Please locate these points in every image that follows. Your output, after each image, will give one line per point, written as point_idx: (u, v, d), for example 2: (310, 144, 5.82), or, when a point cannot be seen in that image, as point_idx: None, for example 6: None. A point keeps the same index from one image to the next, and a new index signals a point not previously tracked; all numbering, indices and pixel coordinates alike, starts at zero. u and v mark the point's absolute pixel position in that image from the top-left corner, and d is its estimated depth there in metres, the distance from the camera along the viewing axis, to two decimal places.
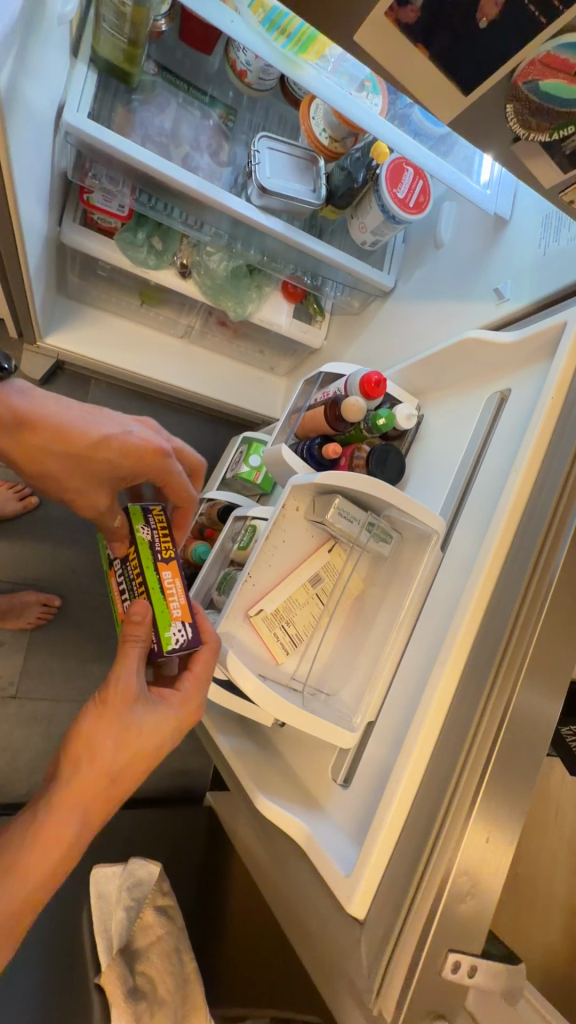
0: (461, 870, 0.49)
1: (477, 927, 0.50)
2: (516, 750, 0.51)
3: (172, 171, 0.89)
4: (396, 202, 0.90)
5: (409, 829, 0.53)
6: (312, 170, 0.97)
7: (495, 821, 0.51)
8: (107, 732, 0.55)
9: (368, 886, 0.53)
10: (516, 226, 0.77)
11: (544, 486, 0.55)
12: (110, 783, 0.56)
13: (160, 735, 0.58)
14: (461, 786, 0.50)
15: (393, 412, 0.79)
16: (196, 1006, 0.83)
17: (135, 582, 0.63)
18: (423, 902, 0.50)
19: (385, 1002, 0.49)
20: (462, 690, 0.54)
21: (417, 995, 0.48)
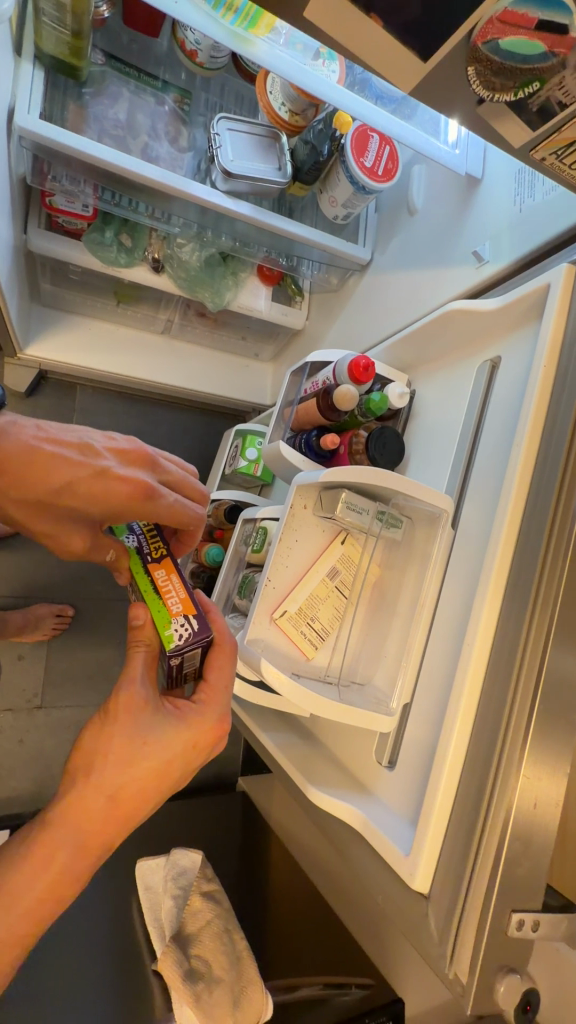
0: (513, 835, 0.50)
1: (535, 885, 0.51)
2: (549, 711, 0.52)
3: (133, 164, 0.87)
4: (365, 172, 0.88)
5: (457, 802, 0.53)
6: (276, 147, 0.94)
7: (540, 783, 0.51)
8: (110, 749, 0.52)
9: (430, 863, 0.53)
10: (489, 185, 0.76)
11: (549, 449, 0.55)
12: (109, 805, 0.52)
13: (168, 754, 0.54)
14: (506, 755, 0.51)
15: (386, 393, 0.78)
16: (253, 980, 0.85)
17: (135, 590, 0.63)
18: (483, 871, 0.50)
19: (459, 965, 0.49)
20: (494, 661, 0.54)
21: (487, 957, 0.49)
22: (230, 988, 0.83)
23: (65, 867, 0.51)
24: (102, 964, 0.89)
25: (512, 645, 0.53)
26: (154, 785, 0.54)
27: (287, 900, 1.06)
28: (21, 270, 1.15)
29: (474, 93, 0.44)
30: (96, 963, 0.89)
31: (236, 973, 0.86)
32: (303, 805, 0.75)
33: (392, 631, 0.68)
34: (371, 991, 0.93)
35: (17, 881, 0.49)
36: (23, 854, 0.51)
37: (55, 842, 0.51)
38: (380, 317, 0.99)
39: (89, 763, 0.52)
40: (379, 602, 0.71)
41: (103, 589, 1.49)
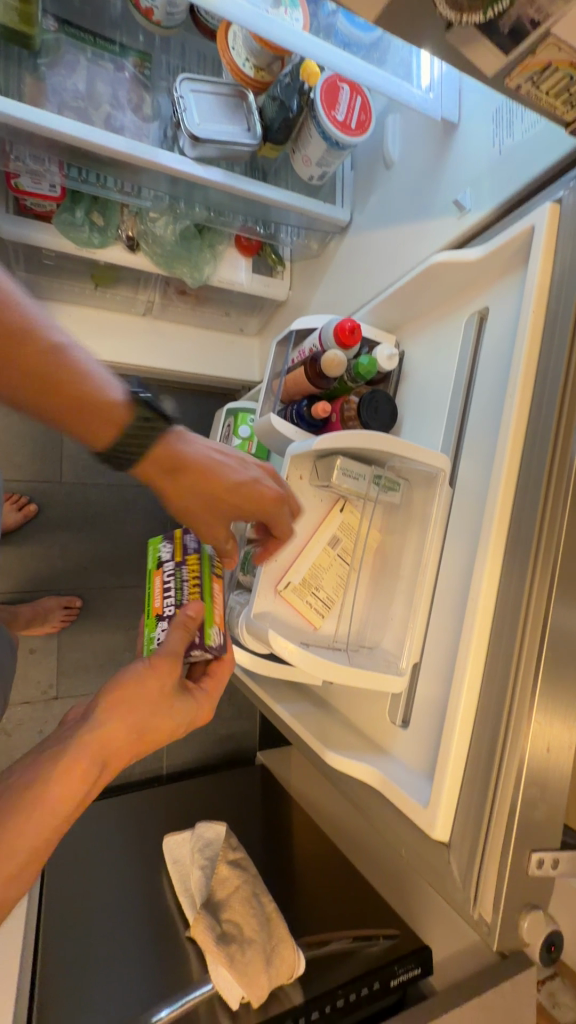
0: (529, 780, 0.50)
1: (553, 825, 0.52)
2: (558, 659, 0.52)
3: (97, 136, 0.84)
4: (337, 125, 0.85)
5: (471, 753, 0.53)
6: (243, 107, 0.90)
7: (552, 727, 0.52)
8: (151, 696, 0.53)
9: (448, 814, 0.53)
10: (467, 128, 0.73)
11: (544, 394, 0.54)
12: (132, 743, 0.52)
13: (187, 721, 0.57)
14: (517, 701, 0.51)
15: (374, 356, 0.76)
16: (283, 939, 0.87)
17: (188, 583, 0.65)
18: (500, 819, 0.51)
19: (483, 905, 0.51)
20: (500, 614, 0.54)
21: (509, 896, 0.50)
22: (262, 947, 0.85)
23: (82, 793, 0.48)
24: (138, 933, 0.92)
25: (516, 596, 0.52)
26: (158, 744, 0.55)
27: (311, 866, 1.09)
28: None
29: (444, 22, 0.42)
30: (132, 933, 0.92)
31: (267, 933, 0.88)
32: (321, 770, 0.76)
33: (397, 593, 0.68)
34: (398, 941, 0.95)
35: None
36: None
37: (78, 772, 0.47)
38: (364, 279, 0.97)
39: (118, 702, 0.52)
40: (382, 566, 0.71)
41: (108, 578, 1.49)
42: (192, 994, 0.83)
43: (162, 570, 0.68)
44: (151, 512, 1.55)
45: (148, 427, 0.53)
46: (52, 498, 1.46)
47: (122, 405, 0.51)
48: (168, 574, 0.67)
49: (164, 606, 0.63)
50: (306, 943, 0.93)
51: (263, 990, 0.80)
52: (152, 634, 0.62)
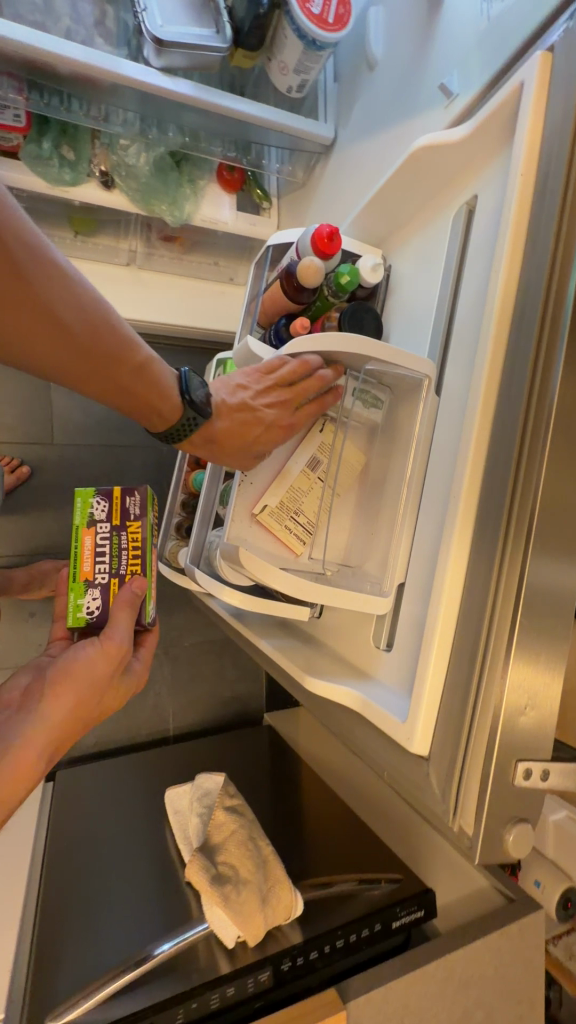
0: (512, 681, 0.50)
1: (540, 733, 0.51)
2: (543, 567, 0.50)
3: (54, 47, 0.78)
4: (313, 20, 0.77)
5: (453, 665, 0.54)
6: (211, 7, 0.84)
7: (536, 629, 0.50)
8: (101, 681, 0.53)
9: (427, 726, 0.54)
10: (452, 3, 0.66)
11: (526, 287, 0.51)
12: (81, 725, 0.53)
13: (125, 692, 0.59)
14: (500, 602, 0.50)
15: (356, 266, 0.72)
16: (279, 881, 0.86)
17: (128, 556, 0.65)
18: (481, 734, 0.51)
19: (464, 816, 0.52)
20: (479, 530, 0.53)
21: (494, 802, 0.50)
22: (257, 887, 0.84)
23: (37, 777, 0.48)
24: (138, 874, 0.92)
25: (499, 500, 0.51)
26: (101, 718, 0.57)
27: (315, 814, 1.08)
28: None
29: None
30: (132, 876, 0.92)
31: (262, 874, 0.87)
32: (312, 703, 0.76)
33: (381, 512, 0.67)
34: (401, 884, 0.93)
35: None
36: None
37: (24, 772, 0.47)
38: (349, 198, 0.91)
39: (69, 690, 0.51)
40: (368, 487, 0.69)
41: None
42: (188, 933, 0.82)
43: (94, 530, 0.65)
44: (146, 472, 1.52)
45: (192, 421, 0.64)
46: (44, 461, 1.43)
47: (173, 407, 0.62)
48: (103, 537, 0.65)
49: (94, 571, 0.63)
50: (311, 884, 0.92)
51: (258, 927, 0.80)
52: (80, 602, 0.62)
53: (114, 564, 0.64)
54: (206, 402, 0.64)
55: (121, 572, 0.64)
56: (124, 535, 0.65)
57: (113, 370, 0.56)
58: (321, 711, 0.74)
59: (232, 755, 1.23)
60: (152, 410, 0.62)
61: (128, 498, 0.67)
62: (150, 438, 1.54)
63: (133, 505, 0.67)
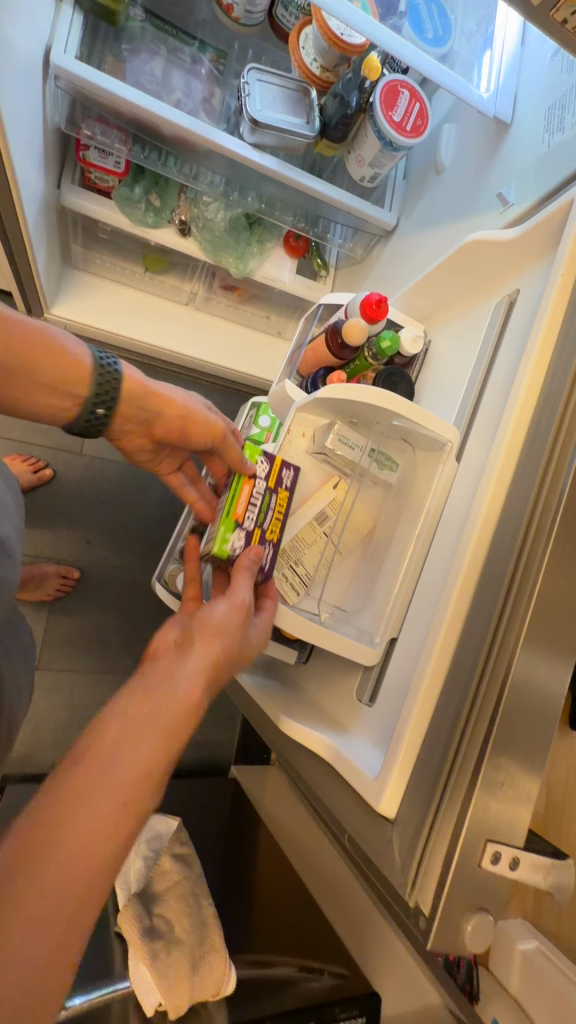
0: (494, 753, 0.48)
1: (517, 820, 0.49)
2: (537, 642, 0.49)
3: (162, 110, 0.88)
4: (392, 126, 0.86)
5: (433, 726, 0.54)
6: (305, 103, 0.95)
7: (525, 702, 0.49)
8: (234, 624, 0.51)
9: (398, 785, 0.54)
10: (518, 129, 0.75)
11: (555, 377, 0.56)
12: (225, 669, 0.49)
13: (257, 640, 0.56)
14: (490, 669, 0.50)
15: (398, 336, 0.77)
16: (215, 948, 0.81)
17: (272, 512, 0.67)
18: (451, 806, 0.49)
19: (420, 894, 0.49)
20: (476, 597, 0.54)
21: (456, 882, 0.47)
22: (189, 952, 0.78)
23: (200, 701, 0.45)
24: None
25: (503, 568, 0.52)
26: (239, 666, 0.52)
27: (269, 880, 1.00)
28: (53, 225, 1.18)
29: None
30: None
31: (198, 937, 0.82)
32: (285, 750, 0.74)
33: (383, 570, 0.70)
34: (345, 981, 0.88)
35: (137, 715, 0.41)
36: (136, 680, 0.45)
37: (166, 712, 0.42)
38: (402, 276, 0.98)
39: (213, 632, 0.49)
40: (374, 543, 0.75)
41: (110, 554, 1.48)
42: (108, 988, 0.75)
43: (253, 482, 0.66)
44: (164, 496, 1.55)
45: (109, 385, 0.57)
46: (69, 468, 1.47)
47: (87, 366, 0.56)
48: (259, 489, 0.66)
49: (245, 516, 0.64)
50: (245, 962, 0.86)
51: (182, 999, 0.74)
52: (226, 539, 0.62)
53: (259, 513, 0.65)
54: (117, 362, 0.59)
55: (265, 528, 0.65)
56: (273, 496, 0.67)
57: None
58: (292, 759, 0.72)
59: (195, 795, 1.17)
60: (55, 376, 0.54)
61: (285, 466, 0.69)
62: None
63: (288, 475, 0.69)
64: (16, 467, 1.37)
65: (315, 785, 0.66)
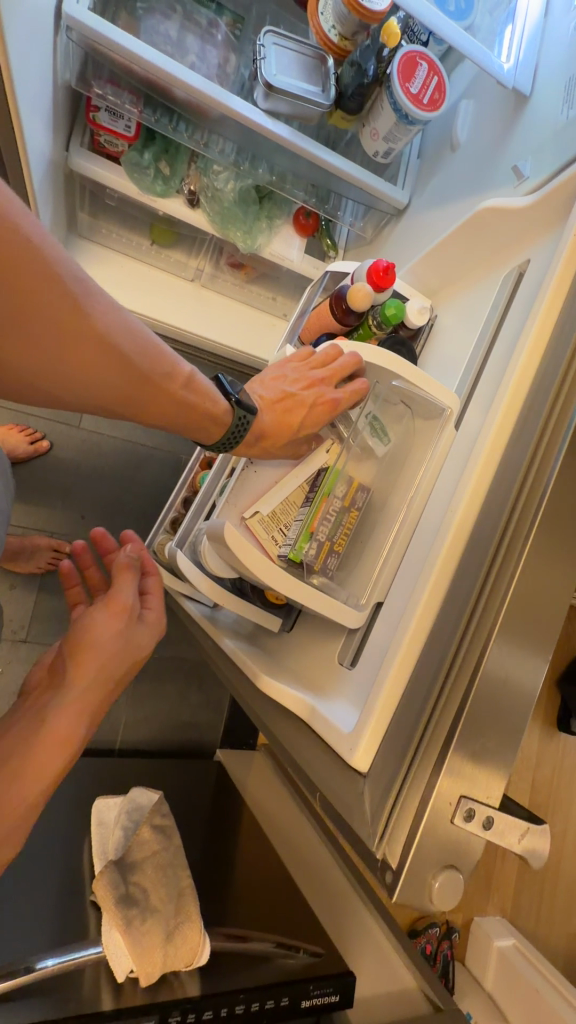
0: (475, 708, 0.48)
1: (494, 779, 0.48)
2: (524, 603, 0.49)
3: (174, 71, 0.86)
4: (409, 98, 0.85)
5: (416, 686, 0.54)
6: (321, 71, 0.92)
7: (510, 657, 0.49)
8: (107, 641, 0.62)
9: (372, 740, 0.56)
10: (537, 101, 0.73)
11: (558, 346, 0.56)
12: (109, 685, 0.61)
13: (141, 647, 0.66)
14: (475, 624, 0.50)
15: (404, 305, 0.80)
16: (191, 918, 0.80)
17: (340, 522, 0.72)
18: (427, 758, 0.49)
19: (389, 847, 0.49)
20: (466, 556, 0.55)
21: (426, 833, 0.48)
22: (164, 921, 0.78)
23: (79, 722, 0.58)
24: (44, 876, 0.84)
25: (492, 531, 0.53)
26: (126, 676, 0.64)
27: (247, 851, 1.00)
28: (59, 189, 1.16)
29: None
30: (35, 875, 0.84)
31: (174, 907, 0.81)
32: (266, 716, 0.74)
33: (372, 535, 0.74)
34: (320, 959, 0.86)
35: (36, 739, 0.56)
36: (41, 704, 0.60)
37: (60, 730, 0.57)
38: (410, 250, 0.97)
39: (84, 655, 0.61)
40: (367, 507, 0.75)
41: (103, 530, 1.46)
42: (78, 953, 0.74)
43: (331, 498, 0.71)
44: (162, 474, 1.53)
45: (242, 420, 0.73)
46: (66, 441, 1.46)
47: (225, 407, 0.71)
48: (334, 504, 0.71)
49: (319, 526, 0.70)
50: (222, 934, 0.84)
51: (155, 966, 0.74)
52: (301, 544, 0.70)
53: (330, 526, 0.71)
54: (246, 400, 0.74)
55: (333, 541, 0.72)
56: (344, 512, 0.72)
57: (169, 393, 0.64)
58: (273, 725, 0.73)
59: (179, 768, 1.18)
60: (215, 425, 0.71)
61: (359, 489, 0.73)
62: (172, 445, 1.56)
63: (360, 496, 0.73)
64: (12, 436, 1.35)
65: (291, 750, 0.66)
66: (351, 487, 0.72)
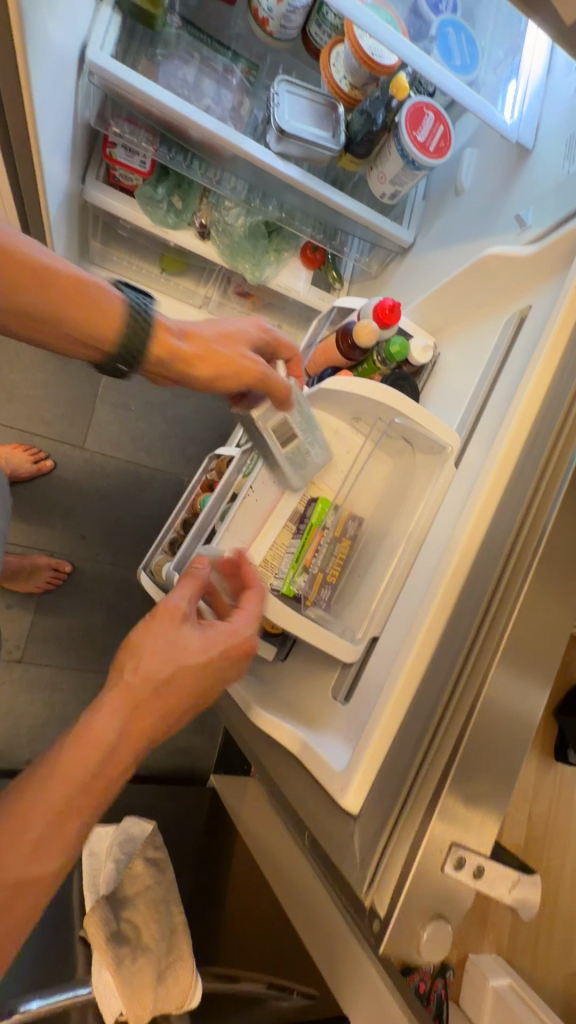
0: (468, 753, 0.49)
1: (482, 825, 0.49)
2: (518, 648, 0.50)
3: (191, 113, 0.89)
4: (416, 146, 0.88)
5: (410, 726, 0.54)
6: (332, 117, 0.97)
7: (503, 703, 0.50)
8: (154, 645, 0.52)
9: (363, 782, 0.55)
10: (540, 155, 0.76)
11: (557, 393, 0.57)
12: (158, 698, 0.50)
13: (206, 651, 0.53)
14: (469, 670, 0.51)
15: (408, 343, 0.83)
16: (182, 958, 0.80)
17: (333, 552, 0.77)
18: (419, 801, 0.49)
19: (377, 895, 0.49)
20: (461, 598, 0.56)
21: (417, 879, 0.47)
22: (154, 960, 0.76)
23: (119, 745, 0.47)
24: None
25: (490, 574, 0.53)
26: (185, 696, 0.52)
27: None
28: (73, 217, 1.19)
29: (556, 2, 0.41)
30: None
31: (166, 947, 0.80)
32: (260, 750, 0.74)
33: (371, 569, 0.76)
34: (313, 1003, 0.87)
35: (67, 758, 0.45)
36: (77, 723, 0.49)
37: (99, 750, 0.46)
38: (415, 288, 1.00)
39: (129, 659, 0.51)
40: (359, 538, 0.80)
41: (103, 550, 1.47)
42: (66, 994, 0.72)
43: (323, 531, 0.77)
44: (164, 496, 1.54)
45: (142, 326, 0.59)
46: (69, 461, 1.47)
47: (120, 304, 0.58)
48: (327, 536, 0.77)
49: (312, 559, 0.76)
50: (213, 974, 0.88)
51: (145, 1009, 0.71)
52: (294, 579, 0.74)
53: (323, 559, 0.77)
54: (148, 305, 0.61)
55: (326, 572, 0.76)
56: (336, 541, 0.77)
57: (62, 284, 0.54)
58: (265, 759, 0.73)
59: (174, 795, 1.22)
60: (103, 323, 0.57)
61: (350, 519, 0.79)
62: (175, 468, 1.57)
63: (350, 525, 0.79)
64: (16, 455, 1.36)
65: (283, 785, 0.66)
66: (342, 518, 0.78)
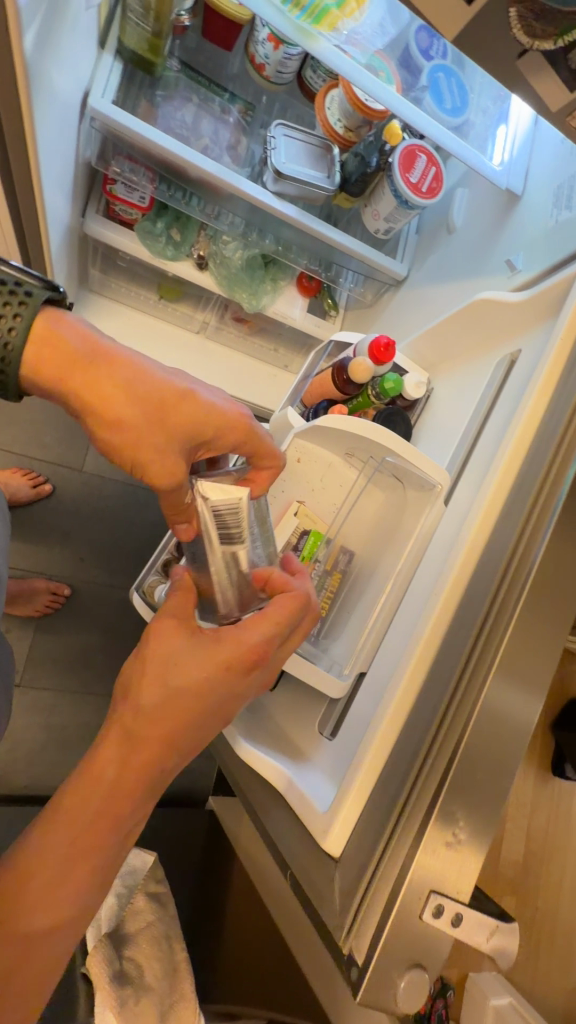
0: (448, 799, 0.50)
1: (461, 873, 0.50)
2: (503, 696, 0.51)
3: (189, 155, 0.91)
4: (409, 187, 0.91)
5: (394, 769, 0.55)
6: (327, 158, 1.00)
7: (486, 750, 0.51)
8: (145, 676, 0.51)
9: (343, 825, 0.57)
10: (529, 201, 0.79)
11: (542, 441, 0.59)
12: (152, 733, 0.49)
13: (206, 671, 0.51)
14: (451, 716, 0.52)
15: (403, 380, 0.84)
16: (184, 997, 0.82)
17: (324, 587, 0.81)
18: (400, 844, 0.51)
19: (355, 943, 0.50)
20: (443, 644, 0.58)
21: (399, 929, 0.48)
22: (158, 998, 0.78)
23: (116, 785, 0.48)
24: None
25: (474, 619, 0.55)
26: (183, 725, 0.50)
27: None
28: (74, 247, 1.20)
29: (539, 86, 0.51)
30: None
31: (168, 985, 0.82)
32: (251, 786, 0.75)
33: (360, 603, 0.78)
34: None
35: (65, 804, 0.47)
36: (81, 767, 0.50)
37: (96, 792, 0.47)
38: (409, 321, 1.02)
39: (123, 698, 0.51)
40: (351, 571, 0.83)
41: (100, 573, 1.47)
42: None
43: (314, 566, 0.81)
44: (161, 518, 1.55)
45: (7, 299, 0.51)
46: (68, 485, 1.48)
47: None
48: (318, 571, 0.81)
49: None
50: None
51: None
52: None
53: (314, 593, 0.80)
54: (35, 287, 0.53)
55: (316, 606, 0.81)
56: (327, 575, 0.81)
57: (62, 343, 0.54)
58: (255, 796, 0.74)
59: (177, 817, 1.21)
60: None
61: (341, 553, 0.83)
62: None
63: (341, 558, 0.83)
64: (15, 480, 1.37)
65: (269, 824, 0.67)
66: (334, 552, 0.82)
